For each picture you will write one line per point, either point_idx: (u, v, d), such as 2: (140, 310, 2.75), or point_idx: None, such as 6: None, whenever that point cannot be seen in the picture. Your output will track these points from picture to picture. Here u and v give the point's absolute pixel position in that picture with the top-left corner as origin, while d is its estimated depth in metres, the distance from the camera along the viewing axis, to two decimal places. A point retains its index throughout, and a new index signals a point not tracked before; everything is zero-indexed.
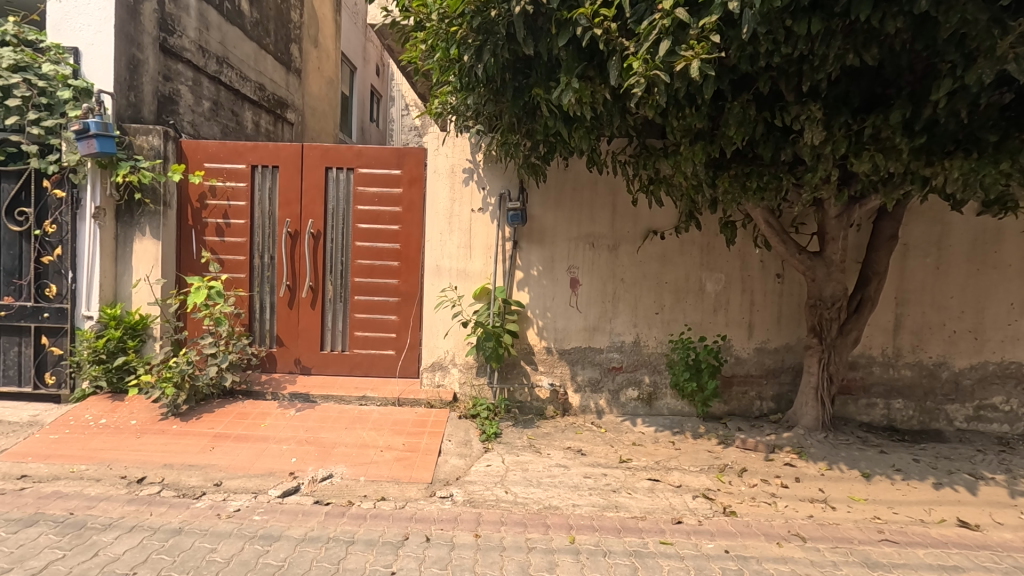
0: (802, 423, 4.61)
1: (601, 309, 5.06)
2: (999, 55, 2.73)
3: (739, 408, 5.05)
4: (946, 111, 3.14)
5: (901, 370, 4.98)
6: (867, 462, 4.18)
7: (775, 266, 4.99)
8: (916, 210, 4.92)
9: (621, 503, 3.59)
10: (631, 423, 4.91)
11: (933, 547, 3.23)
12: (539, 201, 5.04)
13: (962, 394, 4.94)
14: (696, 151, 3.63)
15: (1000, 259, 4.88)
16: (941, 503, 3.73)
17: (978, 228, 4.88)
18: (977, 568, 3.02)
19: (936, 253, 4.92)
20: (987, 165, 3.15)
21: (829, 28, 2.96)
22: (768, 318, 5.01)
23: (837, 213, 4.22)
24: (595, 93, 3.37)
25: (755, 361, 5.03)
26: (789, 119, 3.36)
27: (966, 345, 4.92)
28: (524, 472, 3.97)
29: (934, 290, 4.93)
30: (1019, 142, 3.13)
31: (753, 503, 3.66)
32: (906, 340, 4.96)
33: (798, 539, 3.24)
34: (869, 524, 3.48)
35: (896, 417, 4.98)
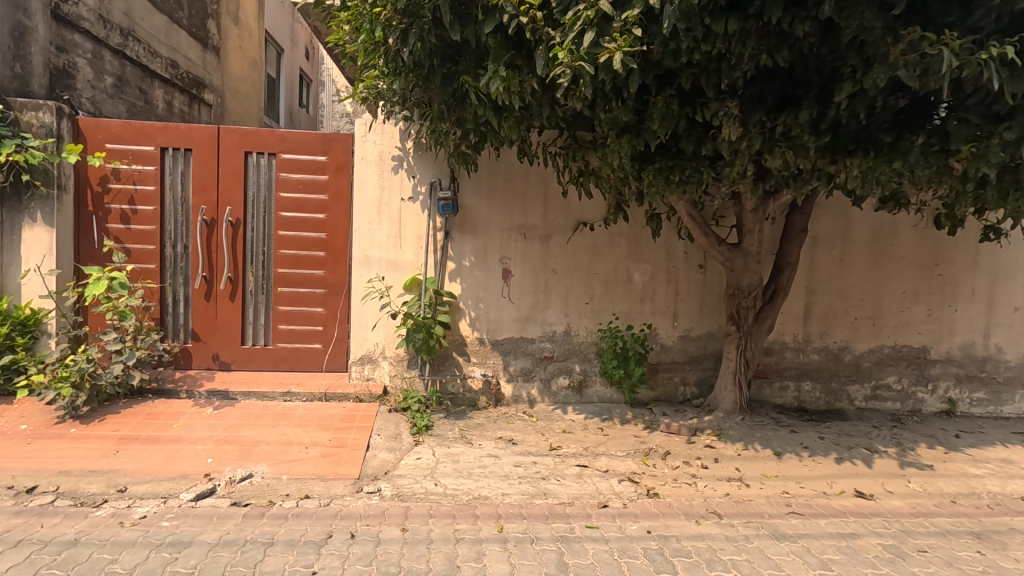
0: (721, 406, 4.87)
1: (533, 300, 5.10)
2: (891, 61, 2.94)
3: (665, 393, 5.25)
4: (848, 112, 3.36)
5: (810, 355, 5.33)
6: (779, 441, 4.48)
7: (697, 257, 5.20)
8: (823, 205, 5.27)
9: (550, 491, 3.65)
10: (562, 411, 4.99)
11: (834, 516, 3.49)
12: (471, 192, 4.99)
13: (862, 375, 5.36)
14: (622, 144, 3.71)
15: (895, 252, 5.32)
16: (842, 476, 4.04)
17: (877, 223, 5.29)
18: (870, 534, 3.29)
19: (841, 246, 5.29)
20: (882, 164, 3.40)
21: (745, 29, 3.09)
22: (691, 307, 5.22)
23: (753, 207, 4.44)
24: (523, 82, 3.36)
25: (680, 348, 5.24)
26: (709, 115, 3.50)
27: (866, 330, 5.34)
28: (454, 464, 3.95)
29: (840, 281, 5.31)
30: (910, 143, 3.39)
31: (675, 485, 3.81)
32: (815, 327, 5.32)
33: (715, 516, 3.41)
34: (779, 498, 3.71)
35: (806, 398, 5.34)
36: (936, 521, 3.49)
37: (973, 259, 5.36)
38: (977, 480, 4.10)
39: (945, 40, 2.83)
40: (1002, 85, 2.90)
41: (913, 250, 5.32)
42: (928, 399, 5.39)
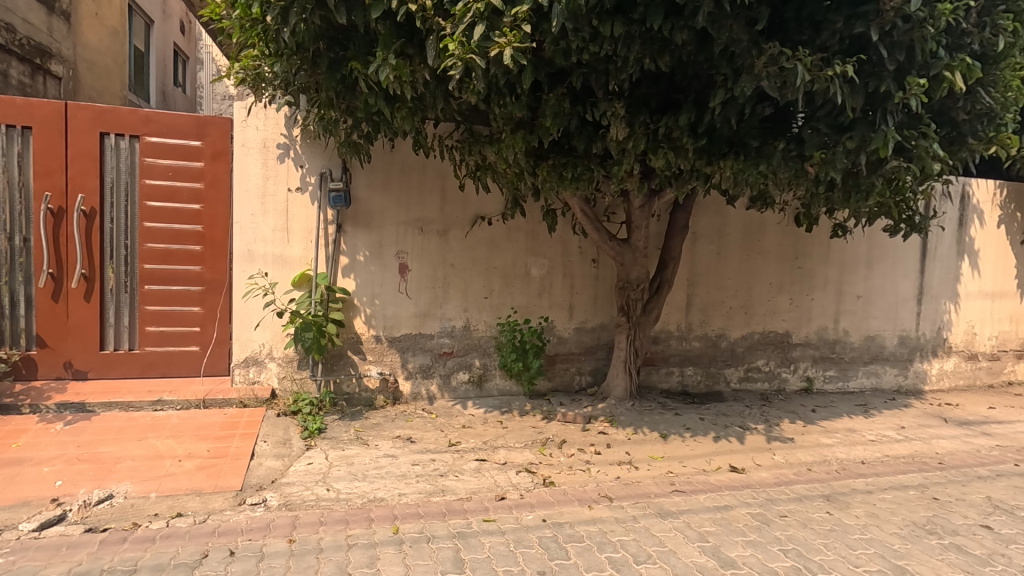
0: (613, 394, 5.12)
1: (431, 295, 5.02)
2: (756, 73, 3.21)
3: (562, 384, 5.41)
4: (721, 117, 3.63)
5: (692, 342, 5.75)
6: (664, 424, 4.79)
7: (591, 252, 5.40)
8: (703, 204, 5.68)
9: (448, 487, 3.62)
10: (462, 406, 4.98)
11: (711, 491, 3.79)
12: (364, 183, 4.80)
13: (736, 359, 5.87)
14: (516, 140, 3.75)
15: (763, 247, 5.87)
16: (719, 453, 4.40)
17: (748, 220, 5.80)
18: (741, 504, 3.61)
19: (718, 241, 5.75)
20: (750, 166, 3.71)
21: (630, 33, 3.23)
22: (586, 299, 5.42)
23: (640, 204, 4.69)
24: (415, 72, 3.27)
25: (575, 340, 5.42)
26: (598, 114, 3.63)
27: (739, 318, 5.85)
28: (348, 467, 3.80)
29: (717, 273, 5.76)
30: (773, 148, 3.74)
31: (570, 472, 3.95)
32: (696, 316, 5.74)
33: (606, 500, 3.57)
34: (664, 478, 3.96)
35: (688, 382, 5.75)
36: (795, 488, 3.91)
37: (826, 253, 6.06)
38: (828, 448, 4.64)
39: (799, 56, 3.13)
40: (845, 99, 3.27)
41: (777, 245, 5.90)
42: (790, 379, 6.03)
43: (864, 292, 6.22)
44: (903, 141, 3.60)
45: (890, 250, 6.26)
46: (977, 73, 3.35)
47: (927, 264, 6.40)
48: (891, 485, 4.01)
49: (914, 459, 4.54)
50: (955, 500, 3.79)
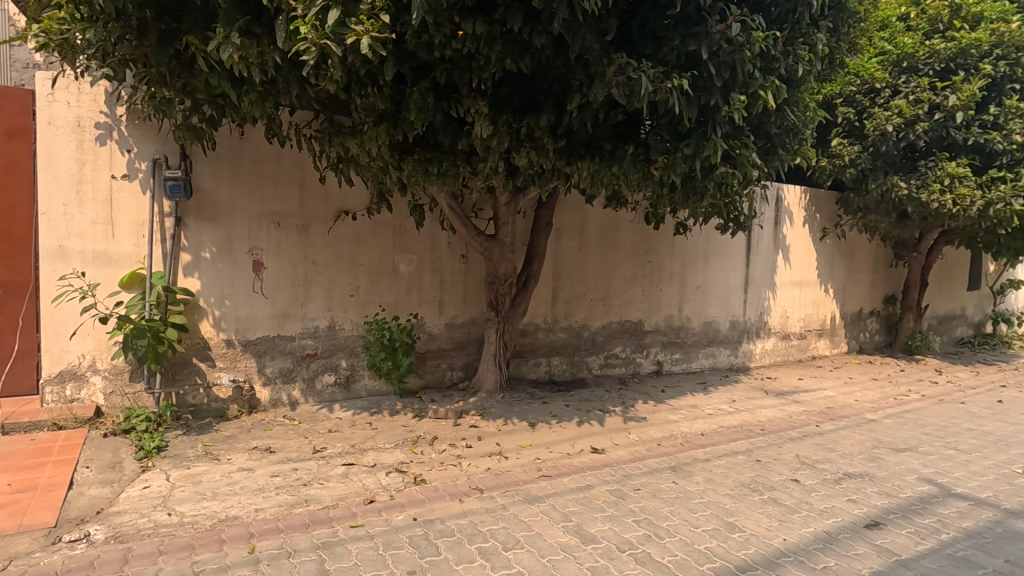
0: (484, 387, 5.23)
1: (291, 295, 4.70)
2: (607, 80, 3.45)
3: (433, 380, 5.38)
4: (578, 121, 3.85)
5: (558, 333, 6.04)
6: (533, 414, 5.02)
7: (460, 247, 5.44)
8: (565, 202, 5.98)
9: (311, 496, 3.42)
10: (328, 410, 4.74)
11: (575, 473, 4.03)
12: (208, 172, 4.34)
13: (597, 348, 6.29)
14: (379, 132, 3.63)
15: (619, 242, 6.33)
16: (582, 437, 4.69)
17: (605, 218, 6.22)
18: (601, 483, 3.88)
19: (579, 237, 6.09)
20: (604, 168, 3.99)
21: (491, 33, 3.28)
22: (455, 295, 5.45)
23: (506, 201, 4.83)
24: (263, 54, 3.03)
25: (446, 336, 5.42)
26: (462, 111, 3.66)
27: (599, 309, 6.26)
28: (195, 486, 3.43)
29: (578, 268, 6.11)
30: (624, 152, 4.05)
31: (441, 467, 3.95)
32: (561, 309, 6.04)
33: (477, 491, 3.63)
34: (532, 465, 4.13)
35: (555, 371, 6.04)
36: (647, 462, 4.30)
37: (671, 248, 6.71)
38: (674, 424, 5.16)
39: (643, 68, 3.41)
40: (682, 110, 3.64)
41: (631, 241, 6.41)
42: (643, 363, 6.62)
43: (703, 283, 7.00)
44: (730, 150, 4.09)
45: (723, 246, 7.11)
46: (784, 94, 3.91)
47: (751, 258, 7.37)
48: (724, 452, 4.57)
49: (742, 427, 5.22)
50: (773, 460, 4.42)
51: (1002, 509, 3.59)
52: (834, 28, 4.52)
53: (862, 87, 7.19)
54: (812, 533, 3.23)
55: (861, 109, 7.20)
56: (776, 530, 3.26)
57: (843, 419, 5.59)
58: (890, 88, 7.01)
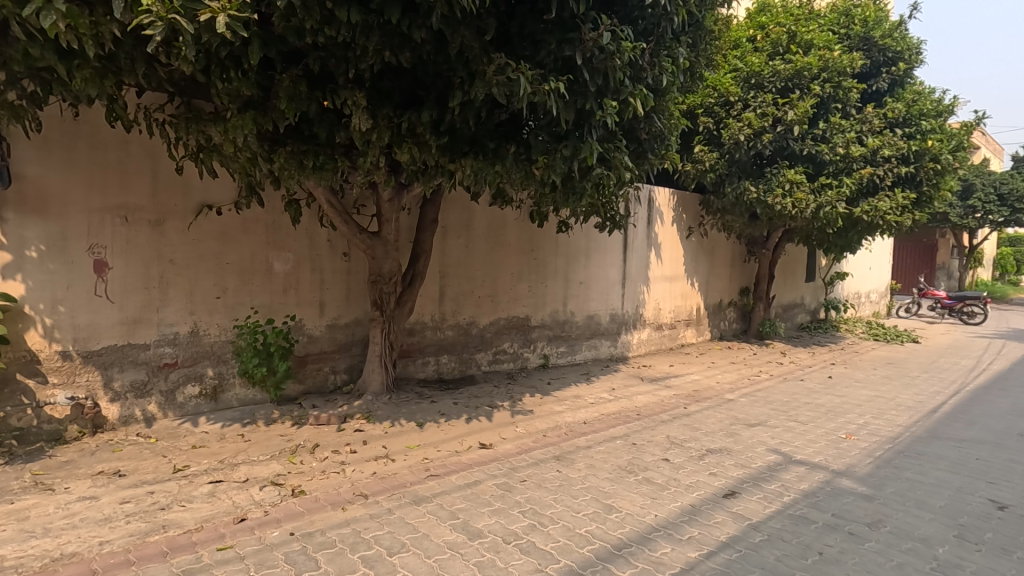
0: (369, 389, 5.07)
1: (143, 298, 4.21)
2: (488, 80, 3.48)
3: (314, 385, 5.11)
4: (461, 118, 3.84)
5: (446, 331, 6.01)
6: (421, 413, 4.98)
7: (341, 245, 5.21)
8: (451, 199, 5.95)
9: (171, 521, 3.09)
10: (193, 424, 4.31)
11: (463, 470, 4.03)
12: (33, 158, 3.75)
13: (486, 344, 6.35)
14: (245, 121, 3.34)
15: (505, 240, 6.44)
16: (470, 433, 4.71)
17: (491, 216, 6.29)
18: (489, 477, 3.93)
19: (466, 235, 6.09)
20: (487, 167, 4.02)
21: (367, 23, 3.16)
22: (337, 295, 5.21)
23: (389, 197, 4.71)
24: (99, 26, 2.66)
25: (327, 338, 5.17)
26: (339, 102, 3.49)
27: (486, 306, 6.33)
28: (20, 524, 2.94)
29: (465, 265, 6.11)
30: (506, 151, 4.12)
31: (323, 476, 3.76)
32: (449, 307, 6.01)
33: (361, 498, 3.50)
34: (420, 465, 4.07)
35: (444, 370, 6.01)
36: (533, 454, 4.43)
37: (554, 246, 6.96)
38: (559, 415, 5.37)
39: (522, 69, 3.48)
40: (560, 112, 3.78)
41: (517, 238, 6.55)
42: (530, 357, 6.81)
43: (585, 279, 7.35)
44: (604, 152, 4.32)
45: (602, 243, 7.51)
46: (651, 102, 4.20)
47: (627, 255, 7.87)
48: (604, 438, 4.83)
49: (621, 414, 5.57)
50: (647, 442, 4.76)
51: (830, 470, 4.17)
52: (693, 44, 4.94)
53: (719, 100, 7.96)
54: (679, 507, 3.53)
55: (718, 119, 7.98)
56: (648, 507, 3.52)
57: (706, 400, 6.17)
58: (742, 101, 7.83)
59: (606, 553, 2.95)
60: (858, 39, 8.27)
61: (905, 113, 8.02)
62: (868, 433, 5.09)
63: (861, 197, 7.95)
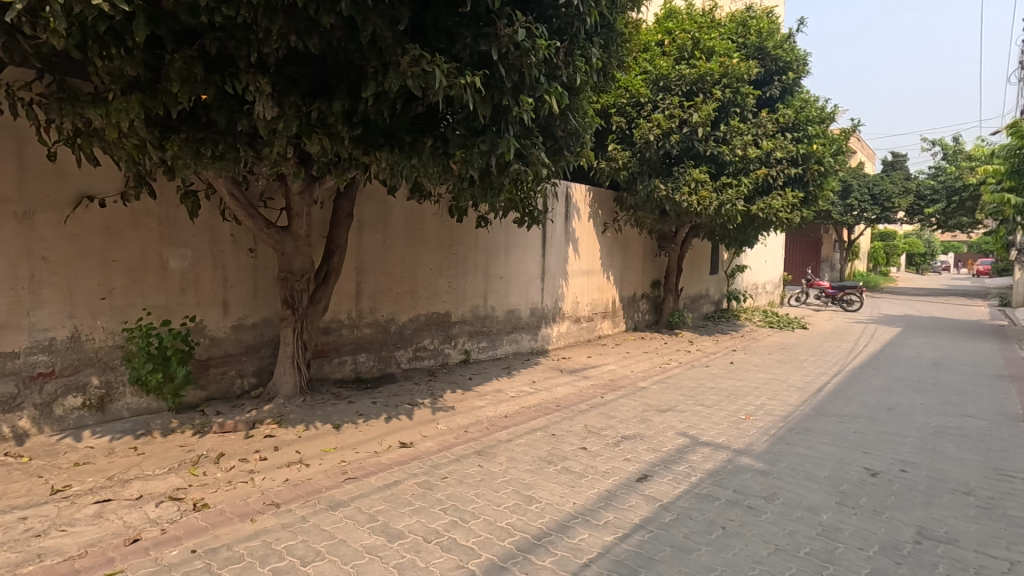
0: (281, 392, 4.82)
1: (10, 300, 3.72)
2: (402, 71, 3.39)
3: (219, 390, 4.78)
4: (374, 109, 3.72)
5: (363, 329, 5.83)
6: (337, 415, 4.80)
7: (246, 240, 4.90)
8: (366, 192, 5.77)
9: (49, 549, 2.77)
10: (75, 439, 3.89)
11: (382, 471, 3.94)
12: None
13: (405, 341, 6.23)
14: (130, 103, 3.03)
15: (424, 235, 6.33)
16: (390, 433, 4.61)
17: (409, 210, 6.16)
18: (409, 477, 3.87)
19: (383, 229, 5.92)
20: (403, 160, 3.93)
21: (270, 4, 2.97)
22: (243, 294, 4.90)
23: (299, 189, 4.49)
24: None
25: (232, 339, 4.85)
26: (240, 88, 3.26)
27: (405, 302, 6.20)
28: None
29: (383, 260, 5.95)
30: (423, 145, 4.04)
31: (229, 487, 3.53)
32: (366, 304, 5.83)
33: (272, 507, 3.32)
34: (336, 469, 3.93)
35: (361, 369, 5.83)
36: (455, 450, 4.41)
37: (474, 241, 6.95)
38: (480, 410, 5.39)
39: (437, 61, 3.42)
40: (477, 107, 3.76)
41: (436, 233, 6.46)
42: (451, 353, 6.77)
43: (505, 274, 7.40)
44: (522, 148, 4.35)
45: (521, 238, 7.59)
46: (566, 100, 4.28)
47: (546, 250, 8.02)
48: (525, 431, 4.90)
49: (541, 405, 5.68)
50: (565, 433, 4.89)
51: (731, 449, 4.49)
52: (605, 45, 5.09)
53: (630, 100, 8.29)
54: (596, 493, 3.65)
55: (630, 119, 8.32)
56: (567, 496, 3.61)
57: (621, 389, 6.44)
58: (651, 103, 8.19)
59: (527, 544, 2.99)
60: (754, 48, 8.92)
61: (794, 119, 8.74)
62: (764, 413, 5.54)
63: (757, 196, 8.59)
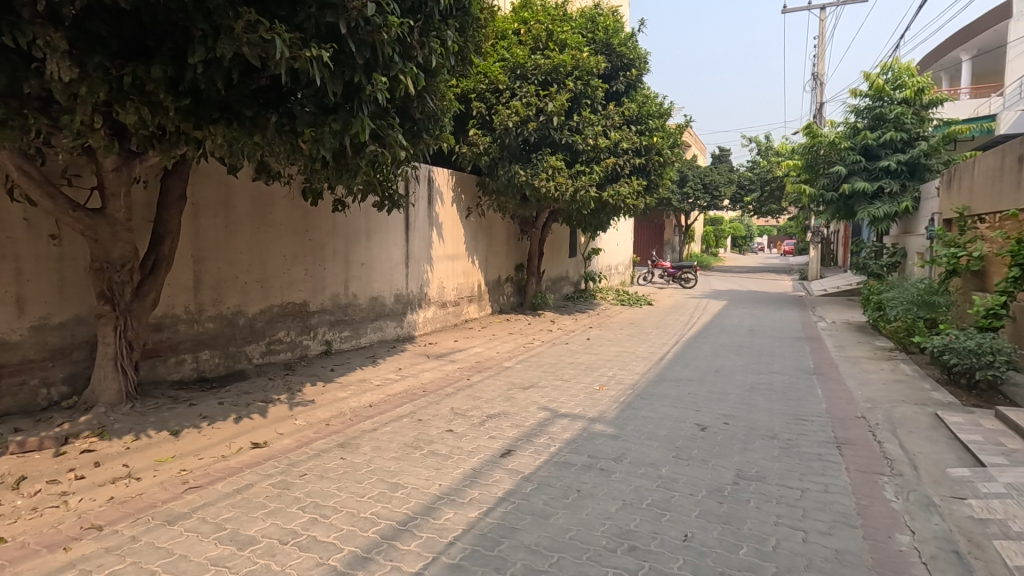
0: (101, 400, 4.20)
1: None
2: (236, 36, 3.07)
3: (17, 404, 4.03)
4: (205, 79, 3.33)
5: (205, 324, 5.26)
6: (176, 420, 4.32)
7: (46, 225, 4.15)
8: (202, 171, 5.17)
9: None
10: None
11: (231, 475, 3.62)
12: None
13: (256, 335, 5.76)
14: None
15: (273, 220, 5.86)
16: (240, 434, 4.26)
17: (255, 192, 5.65)
18: (263, 478, 3.61)
19: (225, 213, 5.36)
20: (243, 137, 3.58)
21: None
22: (44, 288, 4.15)
23: (114, 166, 3.89)
24: None
25: (33, 342, 4.11)
26: (24, 42, 2.73)
27: (255, 293, 5.71)
28: None
29: (226, 248, 5.40)
30: (266, 121, 3.72)
31: (34, 515, 3.01)
32: (207, 296, 5.26)
33: (93, 531, 2.90)
34: (175, 479, 3.54)
35: (204, 367, 5.27)
36: (315, 445, 4.20)
37: (331, 226, 6.60)
38: (343, 401, 5.18)
39: (277, 29, 3.16)
40: (325, 83, 3.54)
41: (287, 218, 6.01)
42: (310, 344, 6.41)
43: (366, 260, 7.14)
44: (377, 129, 4.19)
45: (383, 223, 7.37)
46: (422, 82, 4.20)
47: (409, 235, 7.88)
48: (390, 419, 4.82)
49: (407, 392, 5.62)
50: (432, 417, 4.90)
51: (587, 418, 4.85)
52: (461, 29, 5.08)
53: (489, 87, 8.41)
54: (461, 473, 3.72)
55: (489, 105, 8.45)
56: (433, 478, 3.63)
57: (486, 370, 6.60)
58: (509, 90, 8.40)
59: (392, 531, 2.96)
60: (601, 44, 9.53)
61: (638, 113, 9.51)
62: (615, 382, 6.05)
63: (608, 183, 9.24)
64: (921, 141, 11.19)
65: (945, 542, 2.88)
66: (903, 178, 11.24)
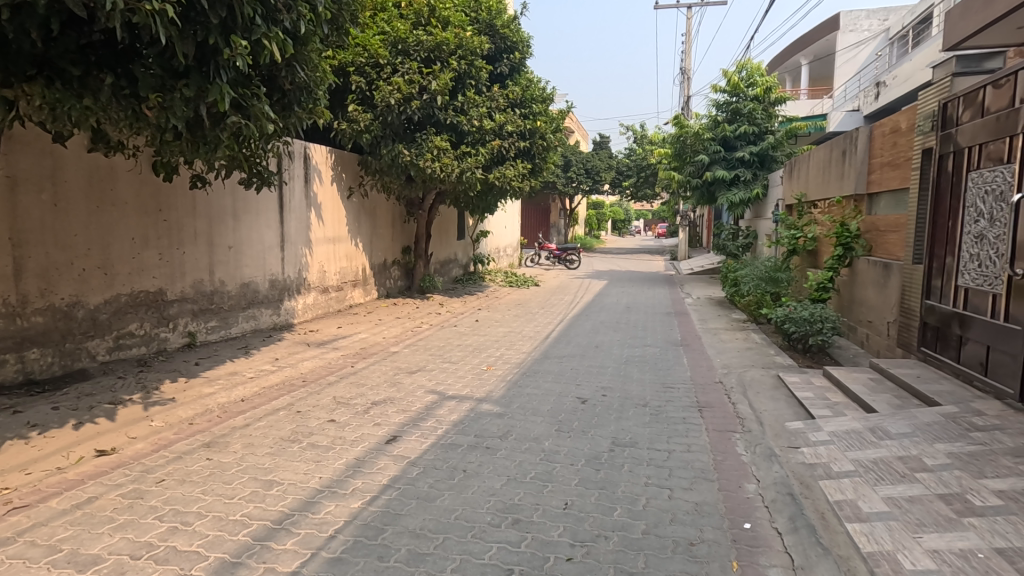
0: None
1: None
2: None
3: None
4: (15, 28, 2.79)
5: (31, 318, 4.51)
6: None
7: None
8: (18, 138, 4.38)
9: None
10: None
11: (69, 490, 3.17)
12: None
13: (100, 329, 5.06)
14: None
15: (116, 197, 5.15)
16: (81, 442, 3.74)
17: (90, 165, 4.91)
18: (111, 489, 3.20)
19: (52, 189, 4.61)
20: (69, 99, 3.06)
21: None
22: None
23: None
24: None
25: None
26: None
27: (96, 281, 5.00)
28: None
29: (55, 229, 4.64)
30: (99, 82, 3.22)
31: None
32: (33, 286, 4.51)
33: None
34: None
35: (33, 368, 4.53)
36: (175, 447, 3.80)
37: (190, 205, 5.95)
38: (210, 397, 4.75)
39: None
40: (172, 42, 3.11)
41: (133, 195, 5.31)
42: (170, 337, 5.77)
43: (234, 243, 6.56)
44: (239, 98, 3.79)
45: (252, 203, 6.79)
46: (290, 49, 3.86)
47: (284, 215, 7.35)
48: (265, 413, 4.50)
49: (284, 383, 5.29)
50: (311, 408, 4.66)
51: (474, 399, 4.89)
52: None
53: (369, 60, 8.06)
54: (343, 463, 3.58)
55: (370, 80, 8.11)
56: (312, 472, 3.46)
57: (372, 356, 6.40)
58: (390, 65, 8.11)
59: (265, 531, 2.77)
60: (485, 25, 9.49)
61: (522, 96, 9.62)
62: (502, 362, 6.17)
63: (494, 164, 9.27)
64: (770, 135, 12.56)
65: (782, 486, 3.31)
66: (755, 168, 12.54)
